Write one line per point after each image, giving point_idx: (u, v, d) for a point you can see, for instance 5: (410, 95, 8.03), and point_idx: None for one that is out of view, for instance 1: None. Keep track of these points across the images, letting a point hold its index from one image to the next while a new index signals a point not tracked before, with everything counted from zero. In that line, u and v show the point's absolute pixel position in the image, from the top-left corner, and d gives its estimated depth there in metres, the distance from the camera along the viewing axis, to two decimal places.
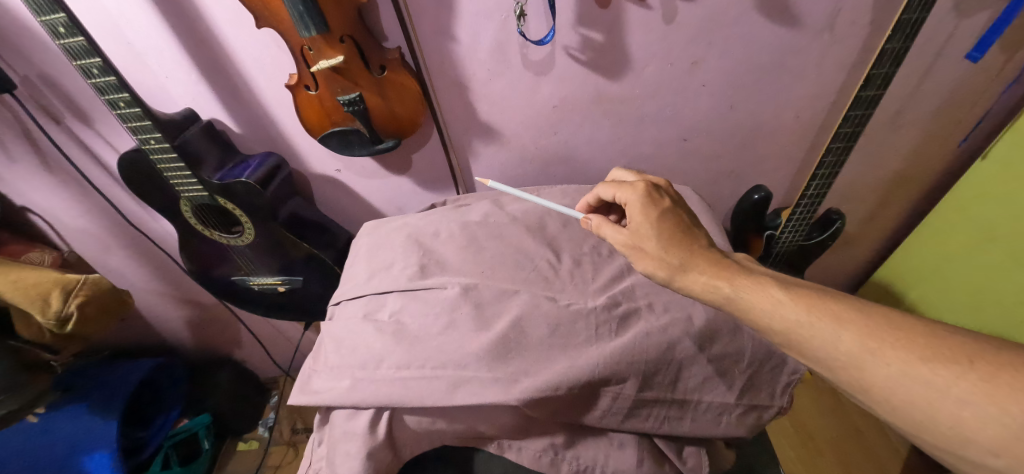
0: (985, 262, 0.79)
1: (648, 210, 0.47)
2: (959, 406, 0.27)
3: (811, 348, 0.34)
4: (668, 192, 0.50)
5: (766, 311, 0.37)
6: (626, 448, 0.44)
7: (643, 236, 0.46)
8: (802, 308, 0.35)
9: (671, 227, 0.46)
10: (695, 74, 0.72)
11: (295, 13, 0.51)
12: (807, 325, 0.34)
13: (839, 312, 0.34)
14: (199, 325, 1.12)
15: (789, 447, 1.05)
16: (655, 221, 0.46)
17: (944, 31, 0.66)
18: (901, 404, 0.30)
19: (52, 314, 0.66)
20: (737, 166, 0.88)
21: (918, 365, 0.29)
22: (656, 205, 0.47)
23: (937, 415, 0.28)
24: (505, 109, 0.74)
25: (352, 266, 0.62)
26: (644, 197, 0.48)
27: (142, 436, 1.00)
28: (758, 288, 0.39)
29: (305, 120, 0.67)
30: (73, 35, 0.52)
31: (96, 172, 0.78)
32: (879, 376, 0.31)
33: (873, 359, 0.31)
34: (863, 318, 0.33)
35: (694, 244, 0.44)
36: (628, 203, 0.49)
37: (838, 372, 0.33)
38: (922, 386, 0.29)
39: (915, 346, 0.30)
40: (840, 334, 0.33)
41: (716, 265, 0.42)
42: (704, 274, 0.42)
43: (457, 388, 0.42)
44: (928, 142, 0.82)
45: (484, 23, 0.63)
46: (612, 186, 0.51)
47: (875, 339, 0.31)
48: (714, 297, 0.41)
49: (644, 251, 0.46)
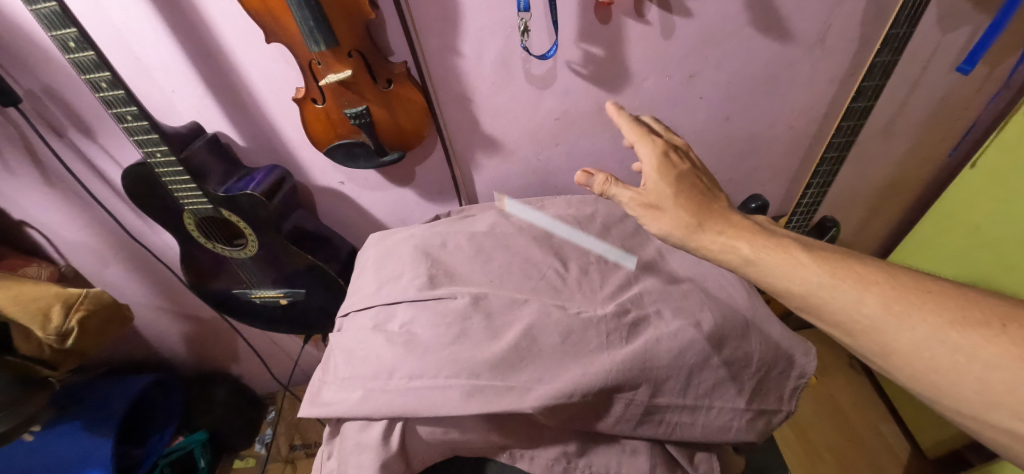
0: (973, 266, 0.81)
1: (666, 170, 0.46)
2: (989, 372, 0.28)
3: (832, 310, 0.34)
4: (686, 155, 0.50)
5: (790, 272, 0.36)
6: (639, 455, 0.44)
7: (659, 194, 0.45)
8: (824, 269, 0.35)
9: (688, 188, 0.45)
10: (692, 87, 0.74)
11: (304, 28, 0.52)
12: (829, 286, 0.34)
13: (862, 273, 0.34)
14: (196, 339, 1.10)
15: (791, 453, 1.06)
16: (673, 181, 0.46)
17: (930, 45, 0.69)
18: (925, 370, 0.30)
19: (52, 330, 0.65)
20: (734, 176, 0.90)
21: (947, 329, 0.30)
22: (675, 166, 0.47)
23: (965, 382, 0.29)
24: (509, 121, 0.76)
25: (359, 277, 0.62)
26: (663, 157, 0.48)
27: (137, 453, 0.98)
28: (779, 249, 0.37)
29: (311, 133, 0.67)
30: (84, 49, 0.53)
31: (97, 184, 0.77)
32: (904, 340, 0.31)
33: (898, 321, 0.31)
34: (887, 279, 0.33)
35: (713, 206, 0.43)
36: (645, 156, 0.48)
37: (858, 337, 0.33)
38: (949, 350, 0.29)
39: (942, 310, 0.31)
40: (866, 296, 0.33)
41: (735, 225, 0.41)
42: (722, 234, 0.40)
43: (471, 397, 0.42)
44: (918, 150, 0.85)
45: (489, 39, 0.65)
46: (633, 135, 0.51)
47: (902, 302, 0.32)
48: (731, 258, 0.39)
49: (659, 205, 0.44)
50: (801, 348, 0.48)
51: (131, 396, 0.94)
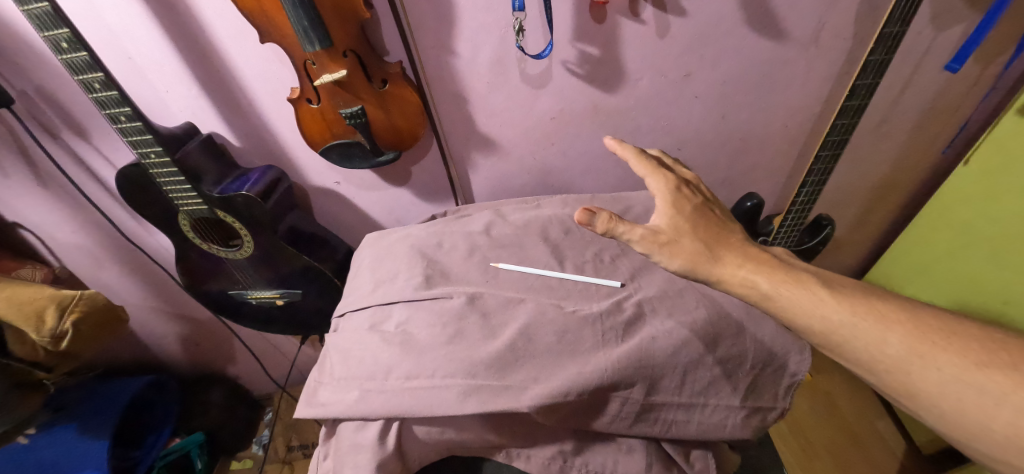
0: (970, 263, 0.82)
1: (681, 201, 0.45)
2: (1017, 416, 0.31)
3: (855, 348, 0.36)
4: (698, 188, 0.49)
5: (811, 310, 0.38)
6: (635, 453, 0.44)
7: (676, 228, 0.43)
8: (847, 309, 0.37)
9: (704, 221, 0.44)
10: (687, 86, 0.74)
11: (299, 28, 0.52)
12: (851, 325, 0.36)
13: (884, 313, 0.37)
14: (192, 341, 1.10)
15: (789, 452, 1.06)
16: (688, 215, 0.44)
17: (923, 44, 0.69)
18: (952, 410, 0.33)
19: (47, 332, 0.65)
20: (730, 174, 0.90)
21: (972, 370, 0.33)
22: (688, 198, 0.46)
23: (992, 424, 0.32)
24: (505, 120, 0.76)
25: (355, 277, 0.62)
26: (675, 188, 0.46)
27: (136, 455, 0.98)
28: (800, 286, 0.39)
29: (306, 133, 0.67)
30: (76, 50, 0.52)
31: (91, 186, 0.77)
32: (929, 379, 0.34)
33: (922, 361, 0.34)
34: (910, 321, 0.36)
35: (729, 239, 0.43)
36: (658, 190, 0.46)
37: (881, 375, 0.36)
38: (975, 391, 0.33)
39: (969, 352, 0.34)
40: (889, 336, 0.36)
41: (755, 260, 0.41)
42: (741, 268, 0.40)
43: (467, 396, 0.42)
44: (912, 148, 0.85)
45: (485, 38, 0.65)
46: (645, 167, 0.48)
47: (924, 342, 0.35)
48: (750, 293, 0.40)
49: (680, 245, 0.42)
50: (796, 347, 0.48)
51: (127, 398, 0.94)
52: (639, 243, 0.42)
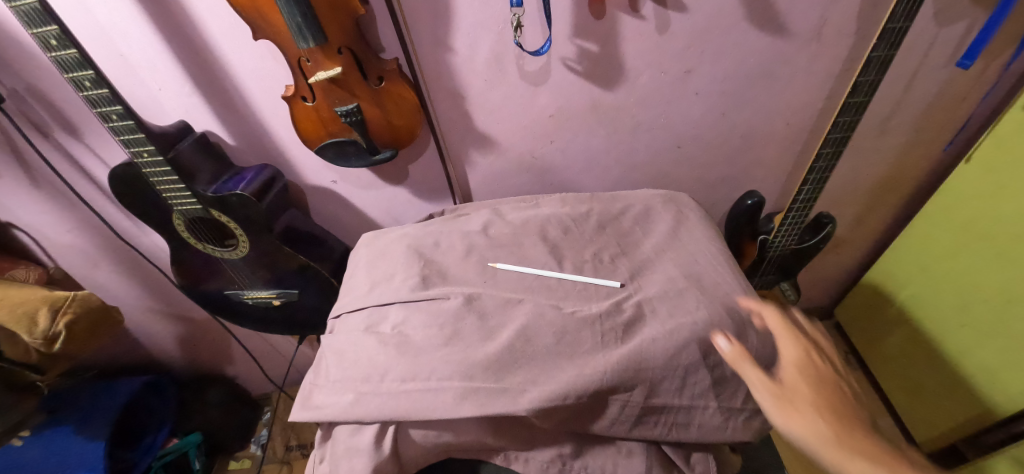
0: (976, 260, 0.81)
1: (809, 371, 0.42)
2: None
3: None
4: (829, 358, 0.45)
5: None
6: (635, 457, 0.43)
7: (800, 397, 0.40)
8: None
9: (830, 397, 0.41)
10: (688, 83, 0.73)
11: (292, 24, 0.51)
12: None
13: None
14: (189, 341, 1.09)
15: (789, 450, 1.07)
16: (814, 386, 0.41)
17: (926, 40, 0.68)
18: None
19: (38, 334, 0.64)
20: (730, 172, 0.89)
21: None
22: (819, 369, 0.43)
23: None
24: (503, 118, 0.75)
25: (351, 278, 0.61)
26: (806, 356, 0.43)
27: (130, 457, 0.96)
28: None
29: (302, 131, 0.66)
30: (65, 47, 0.51)
31: (85, 186, 0.76)
32: None
33: None
34: None
35: (856, 427, 0.38)
36: (790, 355, 0.43)
37: None
38: None
39: None
40: None
41: (883, 457, 0.35)
42: (869, 463, 0.35)
43: (464, 399, 0.41)
44: (913, 145, 0.85)
45: (482, 35, 0.63)
46: (781, 325, 0.46)
47: None
48: None
49: (799, 410, 0.39)
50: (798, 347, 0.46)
51: (123, 399, 0.93)
52: (761, 396, 0.40)
